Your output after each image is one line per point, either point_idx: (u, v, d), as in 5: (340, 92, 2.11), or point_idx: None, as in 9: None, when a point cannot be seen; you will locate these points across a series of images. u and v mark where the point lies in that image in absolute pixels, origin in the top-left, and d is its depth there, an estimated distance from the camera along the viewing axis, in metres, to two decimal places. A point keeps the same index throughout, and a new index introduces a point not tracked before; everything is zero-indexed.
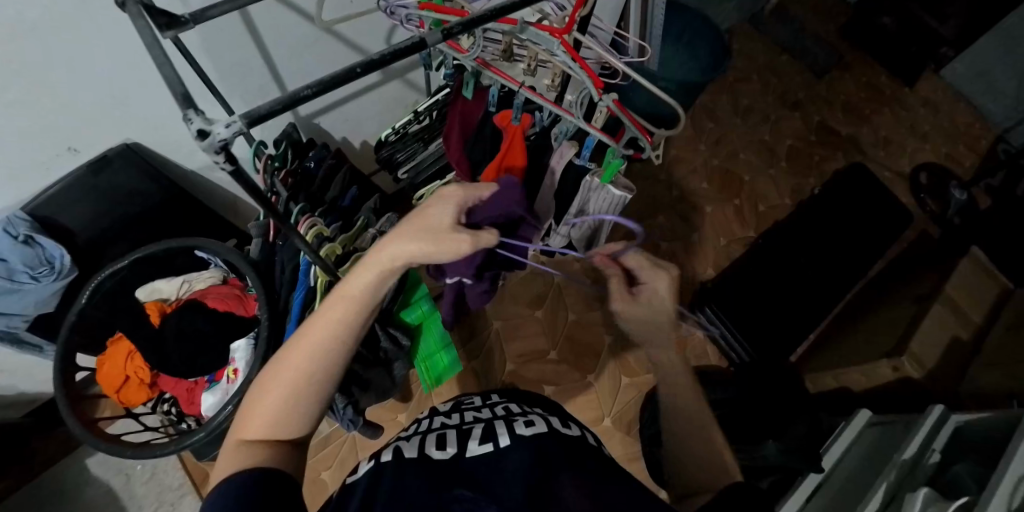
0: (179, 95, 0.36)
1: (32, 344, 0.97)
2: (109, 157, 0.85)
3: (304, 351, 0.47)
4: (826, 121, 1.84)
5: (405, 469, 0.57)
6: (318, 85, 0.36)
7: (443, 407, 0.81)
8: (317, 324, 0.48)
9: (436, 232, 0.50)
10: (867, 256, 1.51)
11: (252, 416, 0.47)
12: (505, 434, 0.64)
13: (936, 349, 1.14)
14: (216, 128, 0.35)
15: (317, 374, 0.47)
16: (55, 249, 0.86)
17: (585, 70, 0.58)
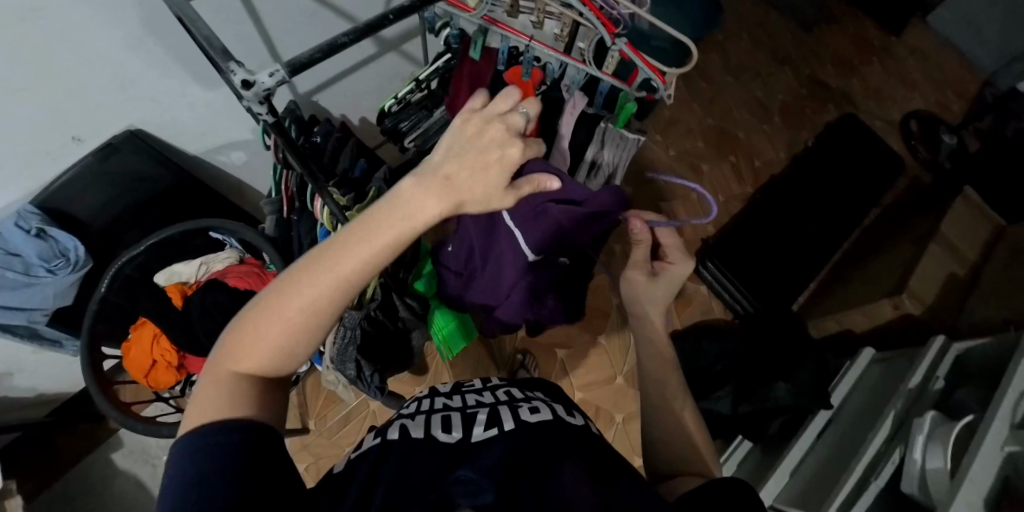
0: (218, 49, 0.40)
1: (52, 340, 0.97)
2: (115, 144, 0.85)
3: (321, 284, 0.39)
4: (817, 74, 1.85)
5: (412, 448, 0.51)
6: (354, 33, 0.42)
7: (443, 389, 0.73)
8: (342, 254, 0.39)
9: None
10: (863, 203, 1.55)
11: (242, 350, 0.40)
12: (510, 418, 0.57)
13: (934, 286, 1.18)
14: (260, 77, 0.39)
15: (329, 310, 0.40)
16: (69, 241, 0.86)
17: (599, 16, 0.59)
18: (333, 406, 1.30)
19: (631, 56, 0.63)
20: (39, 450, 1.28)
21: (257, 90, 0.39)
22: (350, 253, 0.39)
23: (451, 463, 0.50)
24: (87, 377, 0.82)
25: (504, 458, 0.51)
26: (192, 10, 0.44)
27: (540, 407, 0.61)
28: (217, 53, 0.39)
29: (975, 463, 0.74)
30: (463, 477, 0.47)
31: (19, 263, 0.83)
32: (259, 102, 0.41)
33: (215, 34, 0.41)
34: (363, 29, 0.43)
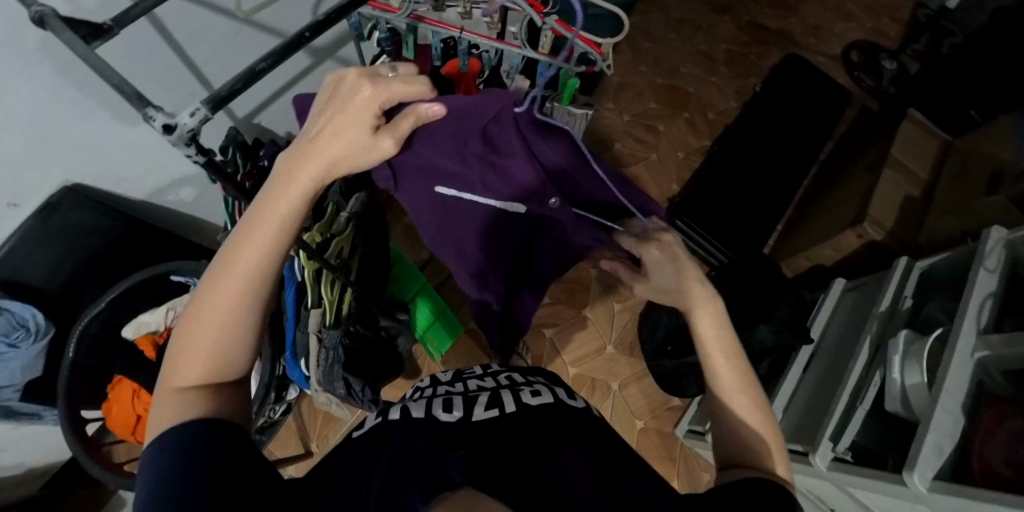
0: (133, 96, 0.38)
1: (29, 412, 0.93)
2: (54, 202, 0.82)
3: (239, 264, 0.42)
4: (756, 18, 1.87)
5: (413, 429, 0.51)
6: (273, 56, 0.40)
7: (444, 376, 0.74)
8: (248, 237, 0.42)
9: (354, 128, 0.43)
10: (816, 139, 1.58)
11: (186, 359, 0.41)
12: (511, 402, 0.59)
13: (893, 209, 1.23)
14: (182, 118, 0.38)
15: (254, 288, 0.42)
16: (25, 310, 0.83)
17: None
18: (333, 425, 1.29)
19: (564, 34, 0.62)
20: None
21: (181, 132, 0.38)
22: (247, 236, 0.42)
23: (454, 438, 0.50)
24: (71, 444, 0.80)
25: (512, 434, 0.52)
26: (98, 57, 0.42)
27: (536, 391, 0.62)
28: (131, 99, 0.37)
29: (950, 372, 0.78)
30: (462, 450, 0.47)
31: None
32: (186, 144, 0.39)
33: (126, 79, 0.39)
34: (282, 51, 0.42)
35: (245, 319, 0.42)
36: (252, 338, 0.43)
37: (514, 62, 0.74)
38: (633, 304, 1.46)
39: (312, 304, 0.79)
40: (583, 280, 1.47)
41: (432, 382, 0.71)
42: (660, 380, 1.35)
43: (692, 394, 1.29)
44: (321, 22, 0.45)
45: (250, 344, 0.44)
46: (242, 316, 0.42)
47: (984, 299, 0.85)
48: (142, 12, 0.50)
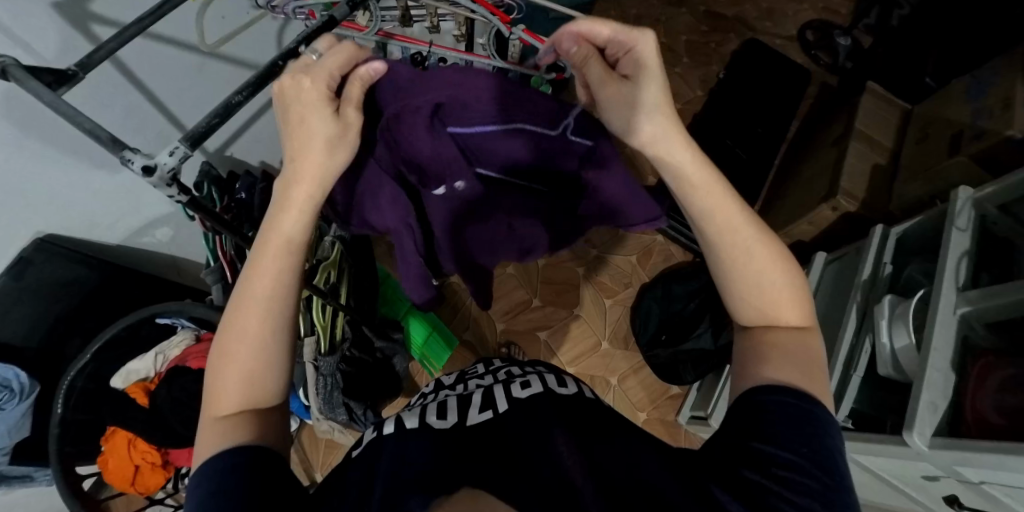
0: (107, 141, 0.37)
1: (20, 475, 0.90)
2: (26, 257, 0.80)
3: (256, 293, 0.43)
4: (712, 8, 1.91)
5: (407, 434, 0.52)
6: (249, 88, 0.40)
7: (447, 379, 0.74)
8: (256, 266, 0.44)
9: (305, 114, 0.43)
10: (781, 119, 1.62)
11: (220, 389, 0.42)
12: (502, 399, 0.59)
13: (863, 179, 1.26)
14: (161, 159, 0.37)
15: (274, 311, 0.44)
16: (8, 371, 0.81)
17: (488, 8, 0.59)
18: (336, 451, 1.27)
19: (534, 41, 0.63)
20: None
21: (159, 172, 0.37)
22: (260, 257, 0.43)
23: (457, 439, 0.50)
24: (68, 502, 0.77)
25: (504, 432, 0.52)
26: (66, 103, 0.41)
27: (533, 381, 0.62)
28: (107, 143, 0.36)
29: (936, 331, 0.81)
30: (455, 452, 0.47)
31: None
32: (167, 185, 0.39)
33: (98, 123, 0.38)
34: (256, 82, 0.41)
35: (277, 339, 0.43)
36: (284, 365, 0.45)
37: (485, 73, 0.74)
38: (622, 298, 1.47)
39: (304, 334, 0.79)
40: (571, 278, 1.48)
41: (437, 386, 0.71)
42: (659, 370, 1.36)
43: (690, 380, 1.31)
44: (293, 49, 0.44)
45: (282, 370, 0.44)
46: (271, 339, 0.43)
47: (959, 257, 0.88)
48: (106, 55, 0.49)
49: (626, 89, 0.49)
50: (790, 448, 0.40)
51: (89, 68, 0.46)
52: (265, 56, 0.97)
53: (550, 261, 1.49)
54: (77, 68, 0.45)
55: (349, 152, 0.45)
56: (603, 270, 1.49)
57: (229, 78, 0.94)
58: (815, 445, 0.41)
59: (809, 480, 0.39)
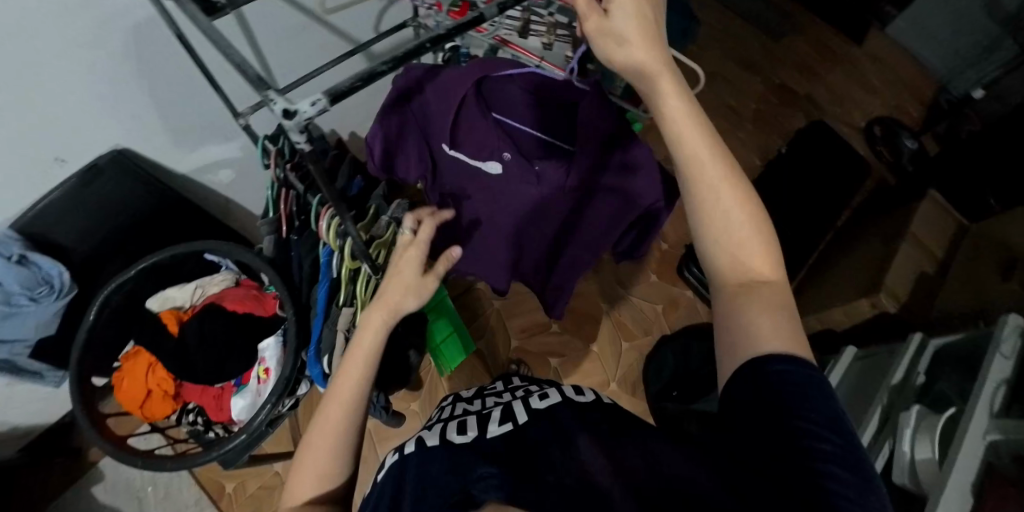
0: (253, 77, 0.39)
1: (33, 371, 0.91)
2: (100, 165, 0.81)
3: (338, 400, 0.54)
4: (786, 82, 1.93)
5: (429, 455, 0.53)
6: (394, 61, 0.41)
7: (466, 393, 0.77)
8: (343, 376, 0.56)
9: (411, 286, 0.62)
10: (833, 206, 1.62)
11: (301, 479, 0.52)
12: (522, 411, 0.59)
13: (907, 282, 1.26)
14: (302, 107, 0.38)
15: (349, 411, 0.54)
16: (52, 267, 0.82)
17: None
18: None
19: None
20: (12, 490, 1.19)
21: (300, 119, 0.39)
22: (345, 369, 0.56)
23: (485, 451, 0.51)
24: (78, 410, 0.78)
25: (534, 443, 0.52)
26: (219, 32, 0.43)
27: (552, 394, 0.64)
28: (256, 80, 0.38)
29: (963, 451, 0.79)
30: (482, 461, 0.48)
31: None
32: (298, 130, 0.40)
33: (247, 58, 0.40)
34: (401, 56, 0.42)
35: (348, 437, 0.53)
36: (350, 457, 0.54)
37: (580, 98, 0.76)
38: (640, 344, 1.44)
39: (343, 302, 0.81)
40: (593, 311, 1.47)
41: (455, 400, 0.74)
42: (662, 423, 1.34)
43: None
44: (439, 36, 0.46)
45: (346, 461, 0.54)
46: (342, 438, 0.53)
47: (998, 382, 0.87)
48: None
49: (608, 21, 0.47)
50: (797, 418, 0.38)
51: (237, 4, 0.48)
52: (365, 33, 1.00)
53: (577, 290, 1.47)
54: (227, 3, 0.48)
55: (419, 299, 0.64)
56: (625, 311, 1.47)
57: (329, 45, 0.97)
58: (824, 412, 0.39)
59: (829, 446, 0.37)
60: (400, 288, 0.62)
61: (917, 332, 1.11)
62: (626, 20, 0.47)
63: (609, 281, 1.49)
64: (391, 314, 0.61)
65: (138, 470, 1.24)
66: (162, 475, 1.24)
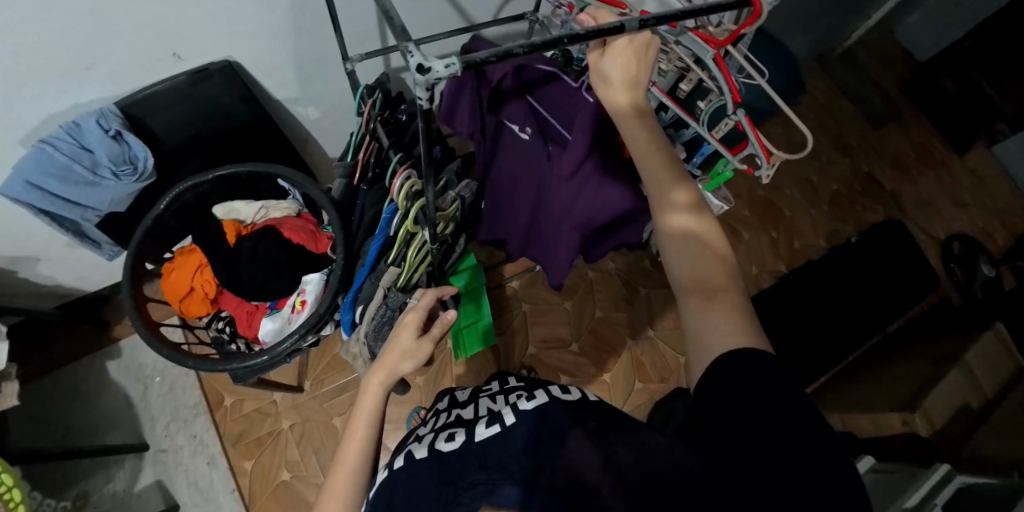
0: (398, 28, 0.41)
1: (93, 240, 0.96)
2: (210, 71, 0.85)
3: (347, 463, 0.60)
4: (873, 172, 1.86)
5: (417, 473, 0.53)
6: (531, 46, 0.42)
7: (461, 396, 0.77)
8: (351, 439, 0.62)
9: (410, 347, 0.67)
10: (888, 310, 1.55)
11: None
12: (510, 412, 0.58)
13: (946, 410, 1.19)
14: (436, 66, 0.40)
15: (354, 474, 0.60)
16: (140, 149, 0.86)
17: (729, 83, 0.61)
18: (334, 373, 1.33)
19: (749, 129, 0.64)
20: (38, 341, 1.25)
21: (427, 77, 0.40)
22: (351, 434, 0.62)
23: (477, 452, 0.51)
24: (126, 286, 0.82)
25: None
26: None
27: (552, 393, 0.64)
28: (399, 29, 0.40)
29: None
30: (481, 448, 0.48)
31: (88, 159, 0.83)
32: (425, 87, 0.41)
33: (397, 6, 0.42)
34: (538, 45, 0.43)
35: (354, 491, 0.59)
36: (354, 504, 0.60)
37: (682, 132, 0.75)
38: (654, 389, 1.38)
39: (392, 260, 0.83)
40: (618, 341, 1.43)
41: (450, 403, 0.75)
42: None
43: None
44: (580, 35, 0.45)
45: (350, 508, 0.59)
46: (349, 493, 0.59)
47: None
48: None
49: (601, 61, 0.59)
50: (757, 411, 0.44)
51: None
52: (482, 14, 1.03)
53: (606, 316, 1.45)
54: None
55: (417, 363, 0.68)
56: (649, 351, 1.42)
57: (445, 17, 0.99)
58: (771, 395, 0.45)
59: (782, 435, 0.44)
60: (400, 348, 0.67)
61: (945, 463, 1.05)
62: (613, 67, 0.58)
63: (640, 317, 1.46)
64: (391, 375, 0.66)
65: (152, 358, 1.29)
66: (172, 370, 1.29)
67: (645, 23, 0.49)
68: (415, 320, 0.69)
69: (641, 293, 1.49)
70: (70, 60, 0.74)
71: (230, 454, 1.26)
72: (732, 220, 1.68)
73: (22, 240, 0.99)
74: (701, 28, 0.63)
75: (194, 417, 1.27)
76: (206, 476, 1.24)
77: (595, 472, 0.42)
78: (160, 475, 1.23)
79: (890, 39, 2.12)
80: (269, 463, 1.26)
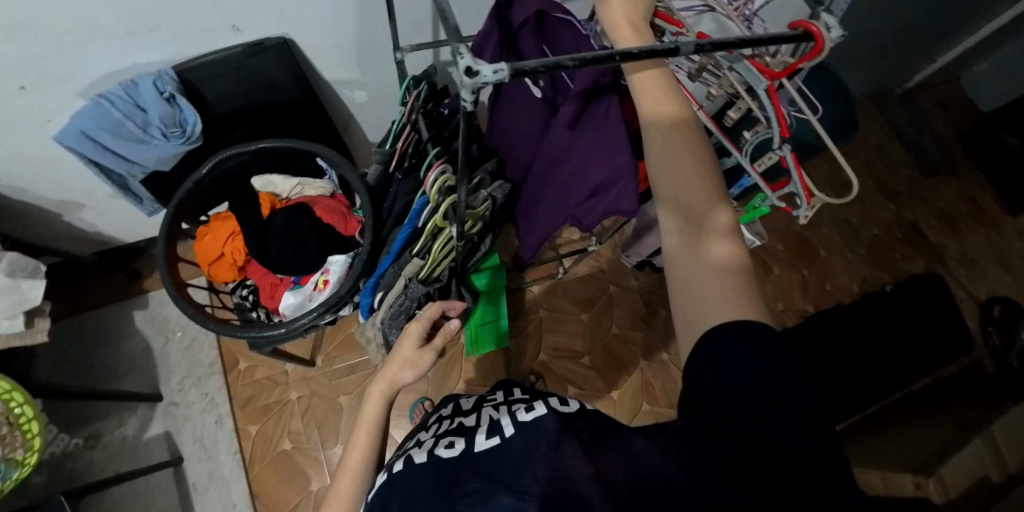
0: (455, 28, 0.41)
1: (135, 194, 0.99)
2: (266, 46, 0.87)
3: (348, 475, 0.63)
4: (918, 222, 1.79)
5: (414, 479, 0.52)
6: (583, 61, 0.41)
7: (464, 404, 0.78)
8: (353, 452, 0.64)
9: (410, 356, 0.68)
10: (916, 367, 1.49)
11: None
12: (509, 423, 0.51)
13: (965, 481, 1.14)
14: (484, 71, 0.39)
15: (354, 482, 0.63)
16: (190, 114, 0.88)
17: (779, 117, 0.59)
18: (346, 351, 1.36)
19: (792, 168, 0.62)
20: (74, 282, 1.31)
21: (474, 81, 0.40)
22: (351, 447, 0.65)
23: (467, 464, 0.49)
24: (161, 244, 0.84)
25: None
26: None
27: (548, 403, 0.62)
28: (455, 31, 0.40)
29: None
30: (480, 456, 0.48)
31: (141, 118, 0.86)
32: (472, 90, 0.41)
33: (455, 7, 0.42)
34: (591, 60, 0.42)
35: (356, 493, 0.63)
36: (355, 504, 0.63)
37: (725, 161, 0.73)
38: (660, 412, 1.36)
39: (416, 252, 0.83)
40: (630, 360, 1.42)
41: (453, 412, 0.75)
42: None
43: None
44: (633, 54, 0.44)
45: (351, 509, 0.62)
46: (350, 498, 0.62)
47: None
48: None
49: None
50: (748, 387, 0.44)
51: None
52: None
53: (621, 334, 1.44)
54: None
55: (417, 372, 0.68)
56: (662, 375, 1.40)
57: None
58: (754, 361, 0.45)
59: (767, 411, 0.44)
60: (400, 361, 0.67)
61: None
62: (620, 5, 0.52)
63: (655, 338, 1.44)
64: (392, 386, 0.67)
65: (176, 313, 1.33)
66: (193, 327, 1.32)
67: (702, 46, 0.46)
68: (417, 331, 0.69)
69: (660, 315, 1.47)
70: (135, 20, 0.77)
71: (238, 416, 1.29)
72: (763, 253, 1.65)
73: (70, 186, 1.03)
74: (756, 58, 0.62)
75: (208, 376, 1.30)
76: (212, 434, 1.28)
77: (585, 482, 0.41)
78: (169, 427, 1.27)
79: (955, 86, 2.03)
80: (273, 431, 1.29)
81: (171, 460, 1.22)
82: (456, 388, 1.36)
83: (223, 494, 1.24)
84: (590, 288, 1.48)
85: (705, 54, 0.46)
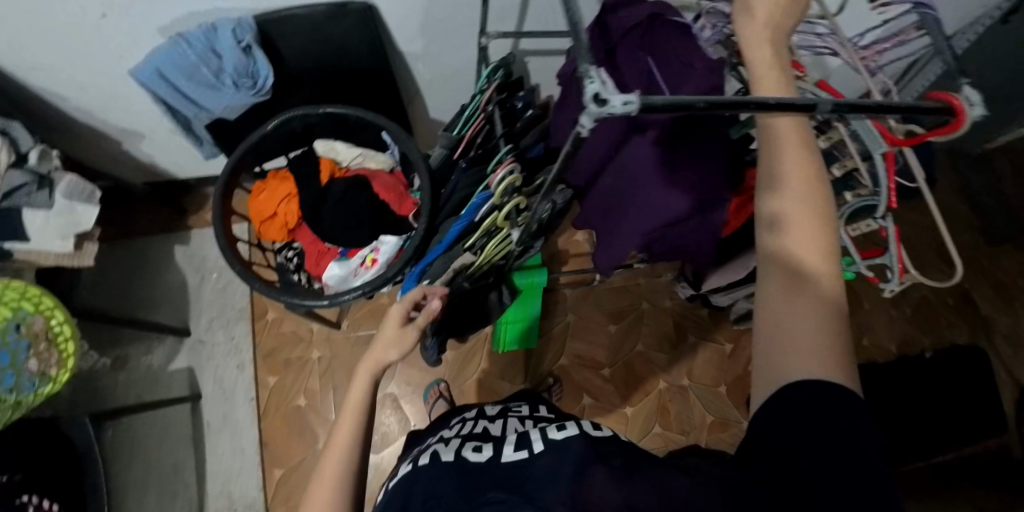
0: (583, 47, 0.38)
1: (198, 137, 0.99)
2: (348, 10, 0.85)
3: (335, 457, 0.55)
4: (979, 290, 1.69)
5: (440, 474, 0.53)
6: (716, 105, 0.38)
7: (488, 410, 0.76)
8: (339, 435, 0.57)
9: (394, 333, 0.67)
10: (947, 442, 1.42)
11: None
12: (540, 441, 0.54)
13: None
14: (613, 101, 0.36)
15: (344, 468, 0.55)
16: (264, 67, 0.87)
17: (890, 186, 0.55)
18: (372, 321, 1.36)
19: (892, 242, 0.59)
20: (123, 207, 1.33)
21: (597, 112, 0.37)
22: (338, 427, 0.57)
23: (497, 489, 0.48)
24: (219, 195, 0.84)
25: None
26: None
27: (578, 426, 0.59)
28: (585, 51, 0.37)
29: None
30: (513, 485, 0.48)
31: (215, 64, 0.84)
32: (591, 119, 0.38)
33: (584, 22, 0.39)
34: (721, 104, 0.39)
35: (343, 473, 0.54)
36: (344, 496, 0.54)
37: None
38: (670, 438, 1.34)
39: (469, 247, 0.82)
40: (650, 380, 1.40)
41: (477, 415, 0.73)
42: None
43: None
44: (767, 104, 0.40)
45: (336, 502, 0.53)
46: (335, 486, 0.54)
47: None
48: None
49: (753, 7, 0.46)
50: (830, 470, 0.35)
51: None
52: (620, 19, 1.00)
53: (646, 353, 1.41)
54: None
55: (401, 351, 0.66)
56: (679, 401, 1.38)
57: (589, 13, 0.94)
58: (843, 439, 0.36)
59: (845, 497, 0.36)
60: (384, 343, 0.66)
61: None
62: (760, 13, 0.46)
63: (680, 364, 1.41)
64: (378, 364, 0.63)
65: (215, 255, 1.34)
66: (228, 271, 1.34)
67: (836, 107, 0.43)
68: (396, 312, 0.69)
69: (689, 340, 1.43)
70: None
71: (259, 365, 1.32)
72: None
73: (135, 116, 1.04)
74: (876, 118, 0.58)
75: (236, 321, 1.32)
76: (232, 378, 1.30)
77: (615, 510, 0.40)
78: (192, 363, 1.30)
79: None
80: (290, 385, 1.31)
81: (190, 396, 1.26)
82: (472, 377, 1.36)
83: (234, 437, 1.27)
84: (623, 300, 1.45)
85: (840, 116, 0.43)
